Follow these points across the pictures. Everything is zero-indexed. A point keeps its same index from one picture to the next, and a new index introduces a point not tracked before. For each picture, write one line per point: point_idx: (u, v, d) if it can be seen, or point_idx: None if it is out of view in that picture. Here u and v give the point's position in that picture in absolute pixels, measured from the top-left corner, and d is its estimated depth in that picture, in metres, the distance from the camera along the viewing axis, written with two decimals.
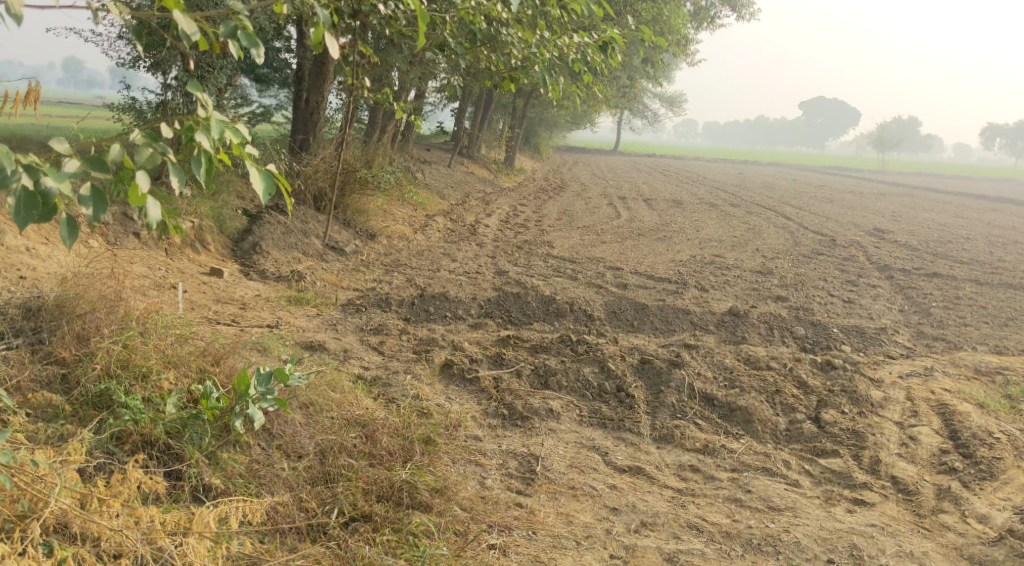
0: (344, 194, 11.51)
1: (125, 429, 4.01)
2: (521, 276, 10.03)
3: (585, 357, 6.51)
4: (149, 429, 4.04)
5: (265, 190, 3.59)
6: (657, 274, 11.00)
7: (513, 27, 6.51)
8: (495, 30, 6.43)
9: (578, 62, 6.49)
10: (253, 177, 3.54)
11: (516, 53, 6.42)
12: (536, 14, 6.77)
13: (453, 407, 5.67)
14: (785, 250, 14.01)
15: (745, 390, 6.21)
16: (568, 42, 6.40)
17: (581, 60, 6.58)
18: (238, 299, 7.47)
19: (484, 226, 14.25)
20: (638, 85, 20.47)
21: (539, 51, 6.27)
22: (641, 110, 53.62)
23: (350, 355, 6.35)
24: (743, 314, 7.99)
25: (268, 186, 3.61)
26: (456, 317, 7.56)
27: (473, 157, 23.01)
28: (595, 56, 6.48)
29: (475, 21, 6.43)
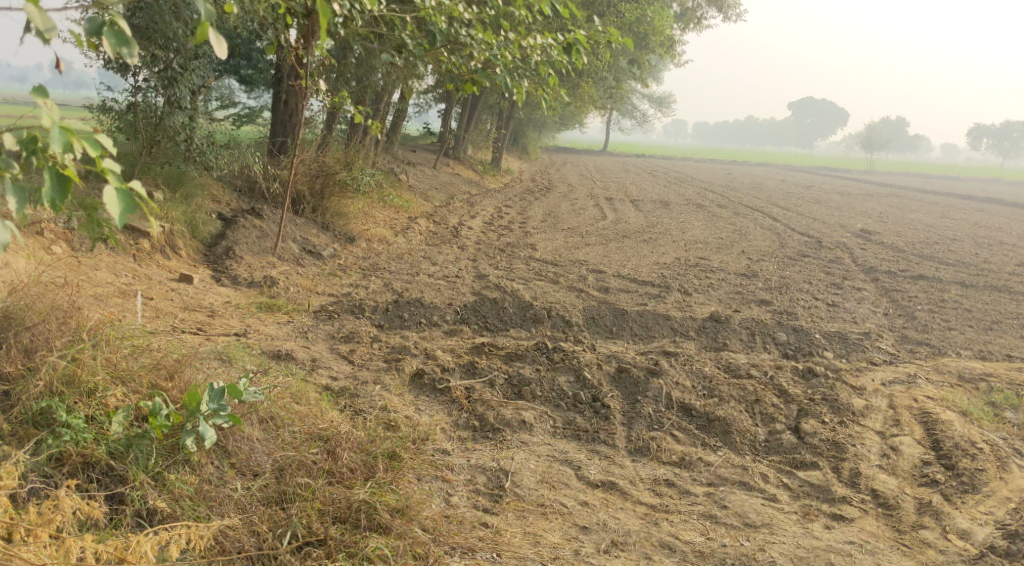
0: (322, 197, 11.32)
1: (65, 450, 3.84)
2: (501, 280, 9.85)
3: (560, 366, 6.33)
4: (92, 450, 3.89)
5: (122, 211, 3.36)
6: (640, 277, 10.84)
7: (473, 27, 6.30)
8: (456, 30, 6.26)
9: (543, 63, 6.32)
10: (107, 199, 3.29)
11: (477, 54, 6.24)
12: (500, 14, 6.59)
13: (422, 418, 5.49)
14: (769, 252, 13.89)
15: (725, 400, 6.05)
16: (533, 43, 6.23)
17: (547, 62, 6.41)
18: (206, 306, 7.27)
19: (467, 228, 14.07)
20: (623, 85, 20.32)
21: (501, 52, 6.11)
22: (630, 110, 53.54)
23: (318, 363, 6.16)
24: (724, 320, 7.83)
25: (125, 207, 3.37)
26: (431, 324, 7.38)
27: (459, 158, 22.84)
28: (560, 57, 6.31)
29: (436, 21, 6.25)
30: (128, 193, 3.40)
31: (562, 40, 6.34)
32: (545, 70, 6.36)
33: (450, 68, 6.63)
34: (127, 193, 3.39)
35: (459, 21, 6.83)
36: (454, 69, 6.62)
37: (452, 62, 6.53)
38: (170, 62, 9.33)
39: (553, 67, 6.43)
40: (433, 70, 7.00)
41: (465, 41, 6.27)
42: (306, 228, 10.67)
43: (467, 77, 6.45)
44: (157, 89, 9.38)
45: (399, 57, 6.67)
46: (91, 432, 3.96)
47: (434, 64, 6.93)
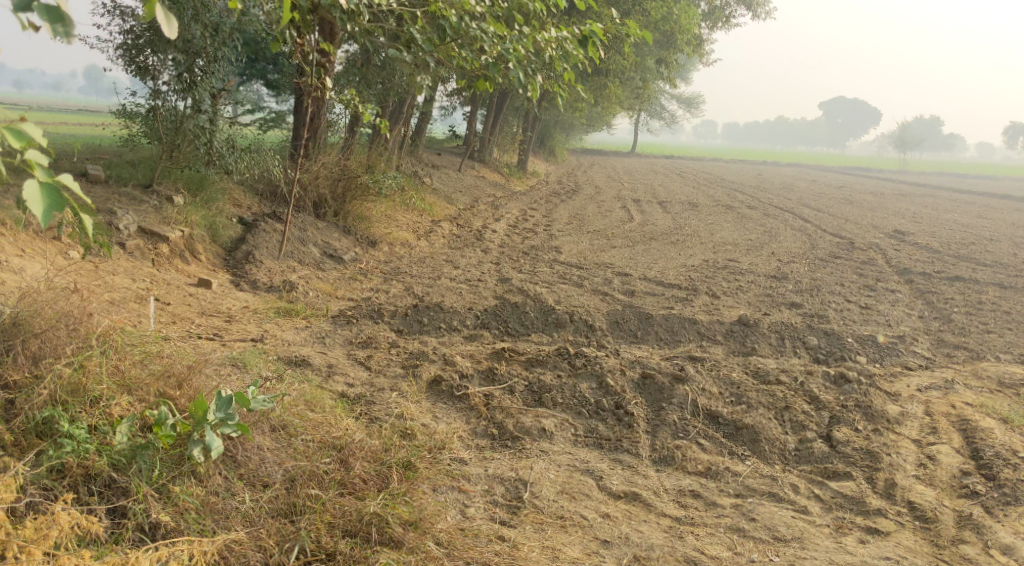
0: (345, 200, 11.24)
1: (66, 461, 3.75)
2: (525, 284, 9.70)
3: (582, 372, 6.17)
4: (94, 461, 3.80)
5: (46, 206, 2.95)
6: (667, 280, 10.63)
7: (485, 22, 6.17)
8: (467, 24, 6.13)
9: (556, 57, 6.18)
10: (26, 193, 2.91)
11: (489, 49, 6.11)
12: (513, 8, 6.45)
13: (439, 426, 5.35)
14: (800, 253, 13.59)
15: (753, 407, 5.84)
16: (546, 37, 6.08)
17: (561, 57, 6.27)
18: (224, 311, 7.19)
19: (491, 231, 13.92)
20: (650, 85, 20.05)
21: (513, 47, 5.97)
22: (657, 111, 53.20)
23: (334, 370, 6.04)
24: (752, 323, 7.60)
25: (50, 201, 2.97)
26: (451, 329, 7.24)
27: (485, 161, 22.70)
28: (574, 50, 6.16)
29: (445, 14, 6.14)
30: (55, 186, 3.02)
31: (575, 33, 6.19)
32: (559, 64, 6.21)
33: (460, 63, 6.52)
34: (52, 186, 3.01)
35: (472, 16, 6.70)
36: (466, 65, 6.49)
37: (463, 58, 6.41)
38: (191, 66, 9.30)
39: (568, 61, 6.28)
40: (447, 68, 6.88)
41: (475, 35, 6.14)
42: (328, 232, 10.58)
43: (480, 73, 6.33)
44: (176, 93, 9.36)
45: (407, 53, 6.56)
46: (93, 442, 3.87)
47: (446, 61, 6.82)
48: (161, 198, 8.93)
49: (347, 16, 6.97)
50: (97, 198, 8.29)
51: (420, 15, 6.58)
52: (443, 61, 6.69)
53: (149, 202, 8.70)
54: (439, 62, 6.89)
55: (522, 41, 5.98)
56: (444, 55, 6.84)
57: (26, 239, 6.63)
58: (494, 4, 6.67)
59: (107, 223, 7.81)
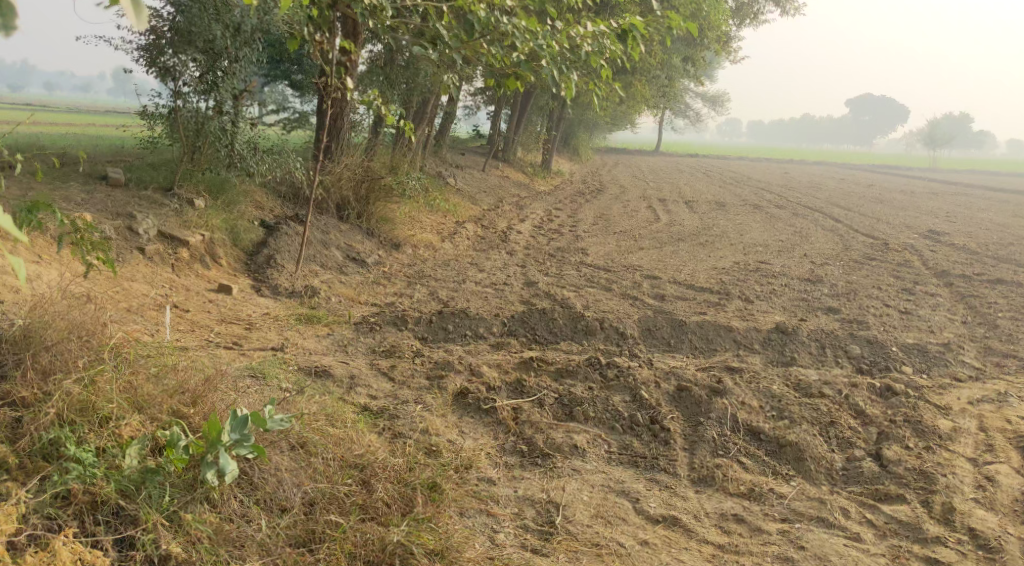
0: (368, 202, 11.03)
1: (72, 488, 3.56)
2: (552, 288, 9.43)
3: (615, 384, 5.90)
4: (102, 487, 3.60)
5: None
6: (697, 283, 10.32)
7: (516, 17, 5.90)
8: (496, 18, 5.86)
9: (593, 53, 5.90)
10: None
11: (520, 45, 5.84)
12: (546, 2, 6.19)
13: (466, 443, 5.11)
14: (834, 255, 13.21)
15: (796, 422, 5.54)
16: (582, 31, 5.80)
17: (597, 52, 5.98)
18: (244, 318, 6.99)
19: (516, 232, 13.64)
20: (678, 83, 19.66)
21: (546, 42, 5.68)
22: (682, 109, 52.65)
23: (357, 381, 5.80)
24: (791, 331, 7.27)
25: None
26: (477, 337, 6.99)
27: (509, 161, 22.41)
28: (611, 45, 5.88)
29: (474, 8, 5.87)
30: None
31: (612, 27, 5.90)
32: (595, 60, 5.93)
33: (489, 61, 6.25)
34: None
35: (500, 11, 6.43)
36: (495, 62, 6.22)
37: (492, 55, 6.14)
38: (213, 66, 9.17)
39: (603, 57, 6.00)
40: (475, 65, 6.61)
41: (505, 30, 5.87)
42: (350, 235, 10.37)
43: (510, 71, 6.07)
44: (197, 94, 9.21)
45: (432, 50, 6.30)
46: (101, 466, 3.67)
47: (473, 58, 6.54)
48: (182, 201, 8.78)
49: (370, 12, 6.72)
50: (117, 202, 8.14)
51: (446, 10, 6.31)
52: (470, 58, 6.43)
53: (169, 205, 8.53)
54: (466, 59, 6.63)
55: (556, 37, 5.70)
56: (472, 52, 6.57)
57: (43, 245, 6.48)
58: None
59: (126, 227, 7.65)
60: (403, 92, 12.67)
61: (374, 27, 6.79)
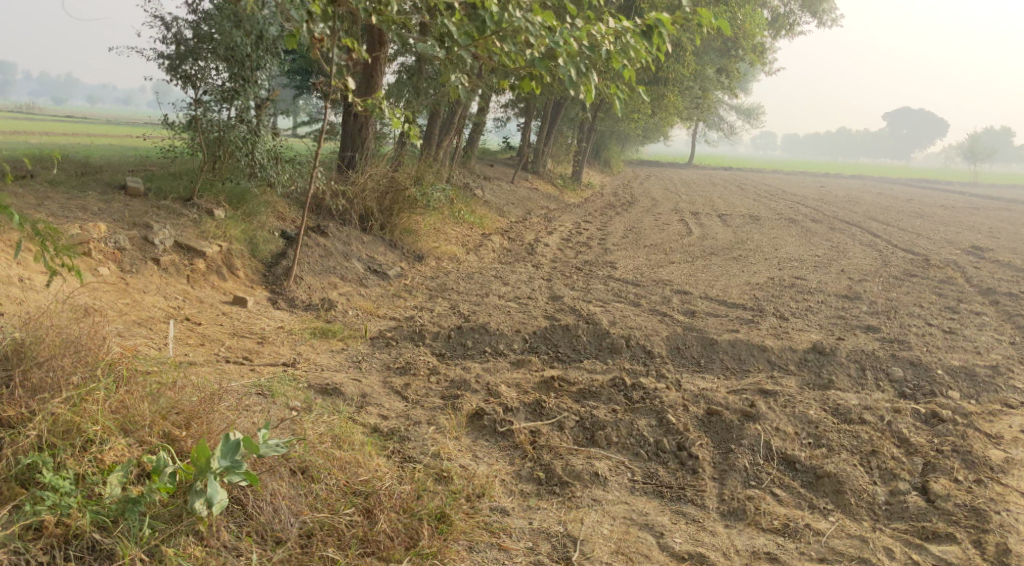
0: (391, 213, 10.80)
1: (44, 520, 3.39)
2: (578, 303, 9.12)
3: (640, 407, 5.57)
4: (76, 519, 3.43)
5: None
6: (730, 299, 9.95)
7: (533, 13, 5.62)
8: (510, 13, 5.53)
9: (616, 53, 5.55)
10: None
11: (536, 42, 5.54)
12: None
13: (479, 469, 4.82)
14: (873, 271, 12.76)
15: (834, 451, 5.19)
16: (604, 28, 5.45)
17: (621, 52, 5.63)
18: (256, 332, 6.76)
19: (543, 245, 13.34)
20: (712, 95, 19.23)
21: (565, 39, 5.38)
22: (716, 123, 52.12)
23: (368, 400, 5.52)
24: (828, 352, 6.88)
25: None
26: (497, 354, 6.70)
27: (538, 172, 22.15)
28: (635, 44, 5.52)
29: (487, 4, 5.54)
30: None
31: (636, 24, 5.56)
32: (619, 60, 5.57)
33: (503, 59, 5.96)
34: None
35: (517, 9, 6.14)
36: (507, 62, 5.89)
37: (505, 53, 5.81)
38: (235, 73, 8.98)
39: (627, 58, 5.64)
40: (489, 66, 6.31)
41: (519, 26, 5.53)
42: (373, 246, 10.16)
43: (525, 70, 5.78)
44: (219, 102, 9.00)
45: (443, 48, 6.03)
46: (78, 495, 3.50)
47: (487, 58, 6.23)
48: (201, 211, 8.61)
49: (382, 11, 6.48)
50: (134, 211, 7.99)
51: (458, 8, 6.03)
52: (482, 58, 6.11)
53: (187, 215, 8.37)
54: (478, 59, 6.31)
55: (575, 34, 5.36)
56: (484, 51, 6.26)
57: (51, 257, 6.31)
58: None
59: (141, 238, 7.47)
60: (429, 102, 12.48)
61: (382, 27, 6.50)
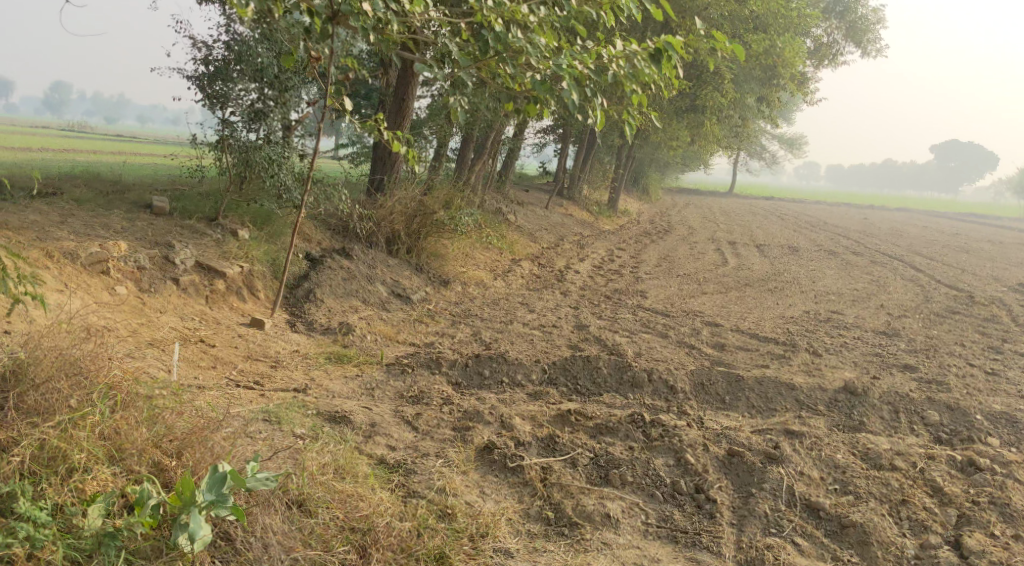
0: (419, 237, 10.68)
1: (15, 553, 3.33)
2: (603, 332, 8.91)
3: (658, 446, 5.34)
4: (50, 553, 3.41)
5: None
6: (761, 333, 9.66)
7: (539, 35, 5.50)
8: (514, 34, 5.39)
9: (624, 77, 5.37)
10: None
11: (539, 64, 5.42)
12: (572, 18, 5.78)
13: (486, 506, 4.64)
14: (913, 307, 12.37)
15: (861, 499, 4.93)
16: (612, 52, 5.28)
17: (629, 77, 5.46)
18: (271, 355, 6.65)
19: (573, 272, 13.15)
20: (750, 123, 18.90)
21: (571, 62, 5.24)
22: (758, 152, 51.65)
23: (377, 429, 5.33)
24: (860, 393, 6.59)
25: None
26: (514, 385, 6.52)
27: (574, 199, 22.00)
28: (644, 68, 5.34)
29: (489, 24, 5.40)
30: None
31: (646, 48, 5.37)
32: (627, 85, 5.39)
33: (507, 82, 5.85)
34: None
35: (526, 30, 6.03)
36: (511, 85, 5.76)
37: (509, 76, 5.67)
38: (264, 96, 9.00)
39: (636, 83, 5.47)
40: (498, 89, 6.19)
41: (523, 48, 5.39)
42: (398, 270, 10.06)
43: (528, 91, 5.68)
44: (247, 124, 9.02)
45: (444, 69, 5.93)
46: (54, 527, 3.47)
47: (493, 81, 6.10)
48: (226, 231, 8.59)
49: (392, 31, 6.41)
50: (158, 231, 7.99)
51: (465, 28, 5.94)
52: (488, 80, 5.99)
53: (211, 235, 8.35)
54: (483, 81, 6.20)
55: (581, 57, 5.19)
56: (489, 73, 6.14)
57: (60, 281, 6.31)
58: (552, 17, 6.00)
59: (162, 257, 7.44)
60: (460, 126, 12.42)
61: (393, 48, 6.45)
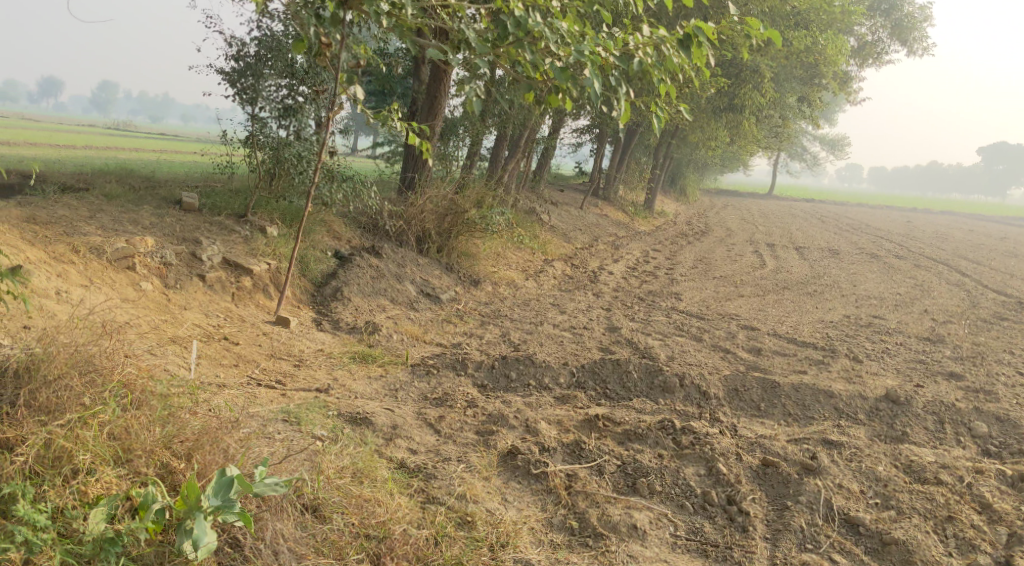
0: (449, 236, 10.55)
1: (11, 557, 3.28)
2: (636, 335, 8.69)
3: (688, 454, 5.13)
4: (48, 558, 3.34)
5: None
6: (799, 337, 9.37)
7: (561, 21, 5.29)
8: (534, 19, 5.19)
9: (651, 65, 5.14)
10: None
11: (560, 51, 5.21)
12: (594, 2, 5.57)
13: (507, 514, 4.47)
14: (959, 312, 11.97)
15: (904, 515, 4.68)
16: (638, 39, 5.06)
17: (657, 65, 5.23)
18: (295, 354, 6.56)
19: (607, 273, 12.93)
20: (790, 124, 18.49)
21: (594, 49, 5.03)
22: (799, 153, 50.87)
23: (398, 431, 5.18)
24: (903, 401, 6.31)
25: None
26: (541, 388, 6.34)
27: (609, 199, 21.74)
28: (672, 56, 5.11)
29: (509, 9, 5.22)
30: None
31: (674, 36, 5.14)
32: (654, 74, 5.16)
33: (527, 71, 5.65)
34: None
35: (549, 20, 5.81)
36: (531, 74, 5.56)
37: (529, 63, 5.48)
38: (292, 92, 8.89)
39: (664, 72, 5.24)
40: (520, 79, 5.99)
41: (543, 34, 5.20)
42: (428, 269, 9.93)
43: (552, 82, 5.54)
44: (275, 119, 8.94)
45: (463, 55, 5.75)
46: (53, 531, 3.41)
47: (513, 70, 5.91)
48: (254, 228, 8.53)
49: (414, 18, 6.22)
50: (186, 226, 7.94)
51: (484, 13, 5.73)
52: (509, 69, 5.79)
53: (239, 231, 8.28)
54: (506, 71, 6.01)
55: (603, 44, 4.98)
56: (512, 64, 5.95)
57: (81, 276, 6.25)
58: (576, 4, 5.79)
59: (189, 253, 7.37)
60: (493, 123, 12.22)
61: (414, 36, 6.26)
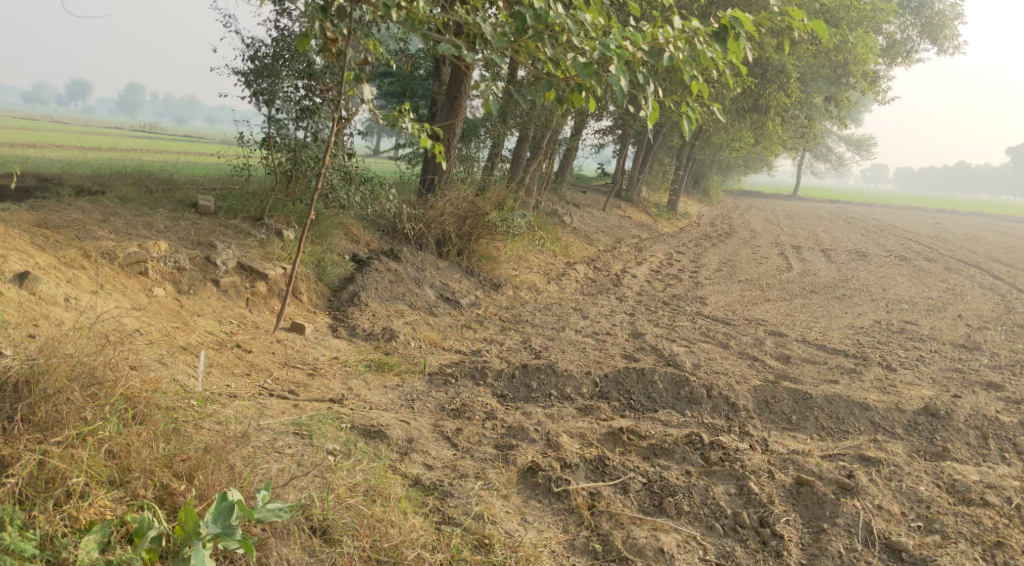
0: (469, 239, 10.33)
1: None
2: (660, 341, 8.42)
3: (718, 471, 4.87)
4: None
5: None
6: (829, 344, 9.07)
7: (585, 14, 5.05)
8: (556, 11, 4.97)
9: (682, 60, 4.89)
10: None
11: (584, 46, 4.98)
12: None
13: (527, 536, 4.26)
14: (994, 318, 11.59)
15: (949, 540, 4.42)
16: (668, 32, 4.81)
17: (688, 61, 4.98)
18: (309, 362, 6.37)
19: (630, 276, 12.66)
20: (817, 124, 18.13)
21: (620, 44, 4.79)
22: (824, 153, 50.22)
23: (414, 446, 4.97)
24: (943, 414, 6.01)
25: None
26: (563, 398, 6.10)
27: (632, 201, 21.44)
28: (704, 49, 4.87)
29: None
30: None
31: (705, 28, 4.89)
32: (685, 69, 4.91)
33: (549, 67, 5.41)
34: None
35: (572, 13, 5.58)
36: (552, 71, 5.32)
37: (550, 59, 5.25)
38: (309, 93, 8.72)
39: (695, 68, 4.99)
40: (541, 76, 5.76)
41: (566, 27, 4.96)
42: (447, 273, 9.73)
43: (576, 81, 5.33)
44: (292, 120, 8.78)
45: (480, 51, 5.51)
46: (41, 560, 3.24)
47: (535, 68, 5.68)
48: (270, 232, 8.36)
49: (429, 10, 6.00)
50: (201, 230, 7.79)
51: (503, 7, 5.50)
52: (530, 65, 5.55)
53: (254, 235, 8.11)
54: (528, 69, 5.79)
55: (631, 38, 4.74)
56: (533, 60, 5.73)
57: (92, 281, 6.10)
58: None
59: (203, 258, 7.22)
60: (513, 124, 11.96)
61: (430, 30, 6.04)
